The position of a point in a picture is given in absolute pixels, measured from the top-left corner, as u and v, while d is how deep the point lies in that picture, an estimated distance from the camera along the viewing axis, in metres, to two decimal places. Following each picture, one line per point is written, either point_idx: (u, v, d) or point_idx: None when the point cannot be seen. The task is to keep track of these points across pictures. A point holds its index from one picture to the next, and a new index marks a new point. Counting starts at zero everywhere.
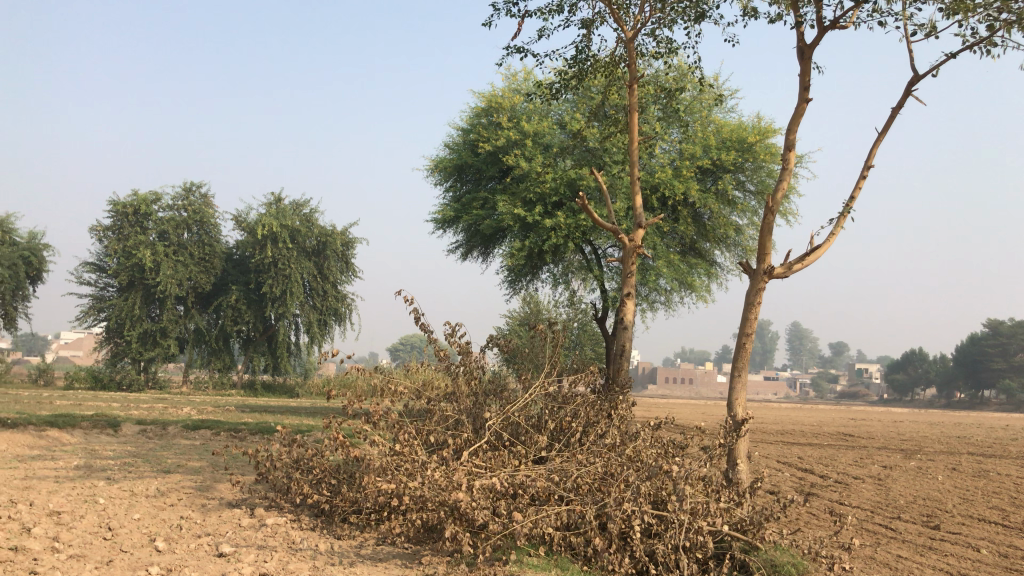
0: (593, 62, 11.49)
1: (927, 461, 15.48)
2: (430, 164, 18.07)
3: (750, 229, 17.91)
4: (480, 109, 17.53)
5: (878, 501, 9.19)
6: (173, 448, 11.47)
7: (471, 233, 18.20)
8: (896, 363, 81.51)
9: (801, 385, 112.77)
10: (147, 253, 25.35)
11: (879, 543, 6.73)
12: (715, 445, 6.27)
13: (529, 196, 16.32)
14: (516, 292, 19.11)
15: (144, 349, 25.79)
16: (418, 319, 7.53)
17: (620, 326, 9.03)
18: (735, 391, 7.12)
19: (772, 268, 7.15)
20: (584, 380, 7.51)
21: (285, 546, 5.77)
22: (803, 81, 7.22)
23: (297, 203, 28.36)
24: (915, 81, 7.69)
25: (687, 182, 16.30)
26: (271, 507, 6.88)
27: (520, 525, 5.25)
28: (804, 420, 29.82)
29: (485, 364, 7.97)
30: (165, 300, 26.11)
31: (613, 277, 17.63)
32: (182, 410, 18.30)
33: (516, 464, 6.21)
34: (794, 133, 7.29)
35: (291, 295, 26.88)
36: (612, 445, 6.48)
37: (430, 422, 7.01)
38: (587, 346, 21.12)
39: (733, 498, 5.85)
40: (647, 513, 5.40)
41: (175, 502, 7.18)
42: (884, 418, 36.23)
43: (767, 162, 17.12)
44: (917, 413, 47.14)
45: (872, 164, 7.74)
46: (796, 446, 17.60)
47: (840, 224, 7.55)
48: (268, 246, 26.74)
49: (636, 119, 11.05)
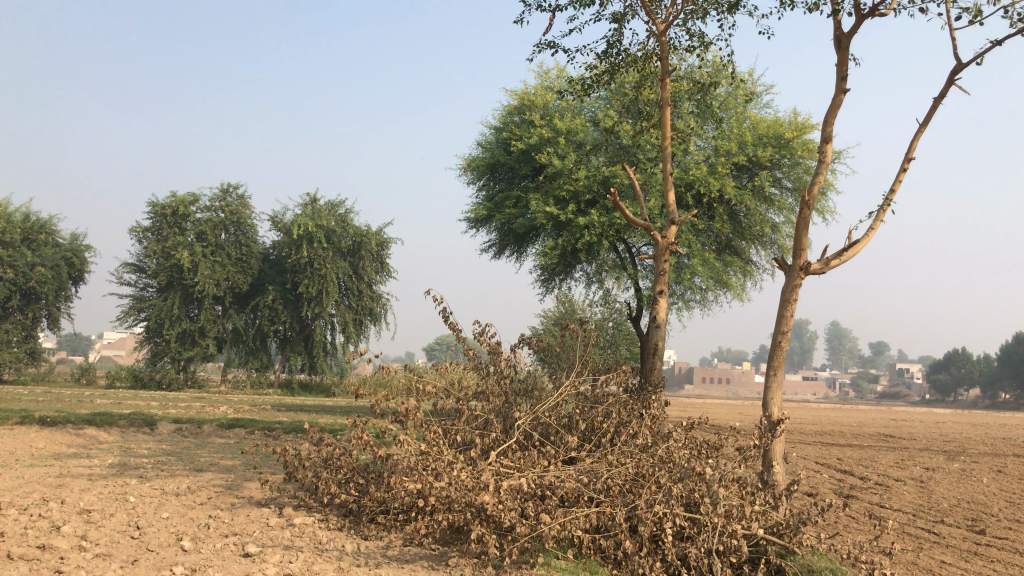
0: (625, 57, 11.32)
1: (972, 463, 15.09)
2: (463, 162, 18.00)
3: (787, 227, 17.59)
4: (513, 108, 17.44)
5: (920, 504, 8.94)
6: (208, 447, 11.53)
7: (504, 232, 18.10)
8: (939, 362, 80.01)
9: (841, 385, 111.16)
10: (185, 254, 25.62)
11: (922, 548, 6.52)
12: (750, 447, 6.11)
13: (563, 194, 16.20)
14: (550, 291, 18.98)
15: (183, 349, 26.07)
16: (447, 318, 7.45)
17: (653, 324, 8.87)
18: (771, 391, 6.93)
19: (808, 264, 6.95)
20: (615, 379, 7.39)
21: (311, 546, 5.71)
22: (841, 71, 7.00)
23: (332, 203, 28.54)
24: (958, 70, 7.42)
25: (723, 179, 16.07)
26: (299, 506, 6.84)
27: (547, 527, 5.14)
28: (844, 421, 29.30)
29: (516, 364, 7.87)
30: (203, 300, 26.38)
31: (647, 275, 17.43)
32: (219, 409, 18.46)
33: (545, 464, 6.09)
34: (831, 125, 7.08)
35: (327, 295, 27.01)
36: (644, 445, 6.34)
37: (459, 421, 6.93)
38: (622, 346, 20.92)
39: (768, 500, 5.68)
40: (679, 516, 5.26)
41: (204, 501, 7.16)
42: (926, 419, 35.61)
43: (804, 159, 16.82)
44: (960, 415, 46.17)
45: (913, 156, 7.48)
46: (836, 446, 17.28)
47: (879, 217, 7.32)
48: (304, 246, 26.92)
49: (669, 114, 10.88)
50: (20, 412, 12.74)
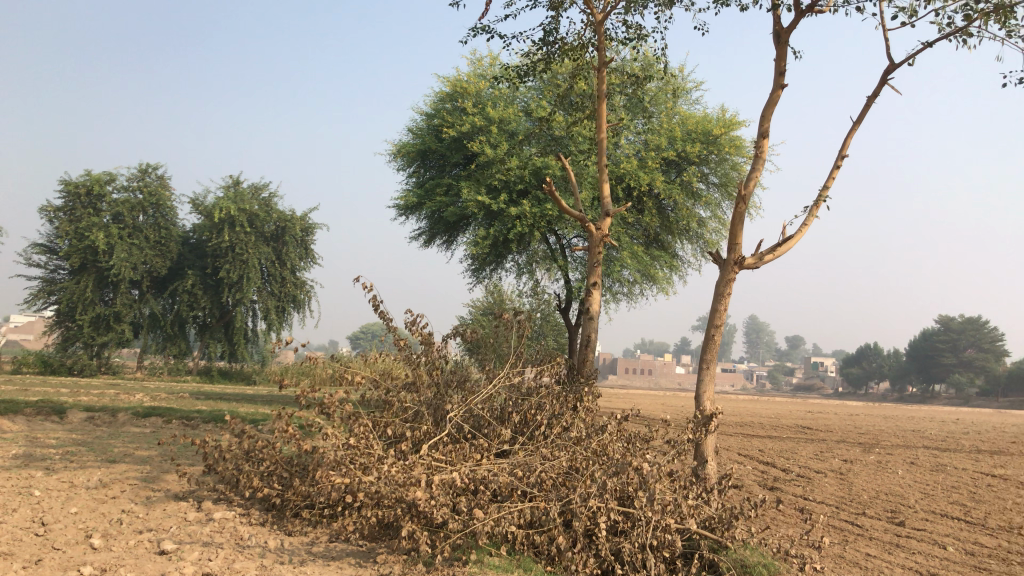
0: (560, 46, 11.19)
1: (886, 455, 15.53)
2: (393, 148, 17.68)
3: (713, 222, 17.78)
4: (445, 94, 17.20)
5: (842, 496, 9.11)
6: (122, 436, 11.07)
7: (434, 220, 17.86)
8: (852, 356, 82.70)
9: (758, 377, 114.12)
10: (99, 236, 24.63)
11: (847, 541, 6.61)
12: (683, 441, 6.08)
13: (494, 183, 16.07)
14: (479, 280, 18.82)
15: (97, 334, 25.09)
16: (377, 307, 7.23)
17: (586, 316, 8.79)
18: (703, 384, 6.92)
19: (743, 259, 6.96)
20: (549, 371, 7.32)
21: (232, 542, 5.46)
22: (779, 67, 7.01)
23: (256, 187, 27.83)
24: (891, 70, 7.52)
25: (653, 172, 16.16)
26: (219, 500, 6.57)
27: (481, 524, 4.99)
28: (762, 413, 29.97)
29: (447, 355, 7.72)
30: (118, 284, 25.43)
31: (577, 267, 17.42)
32: (133, 397, 17.77)
33: (477, 458, 5.96)
34: (768, 120, 7.09)
35: (248, 280, 26.32)
36: (577, 439, 6.26)
37: (388, 414, 6.74)
38: (550, 337, 20.93)
39: (701, 494, 5.66)
40: (613, 510, 5.19)
41: (117, 495, 6.80)
42: (839, 411, 36.69)
43: (732, 155, 17.01)
44: (869, 406, 47.96)
45: (846, 153, 7.56)
46: (757, 438, 17.60)
47: (813, 213, 7.36)
48: (226, 230, 26.17)
49: (604, 105, 10.81)
50: None
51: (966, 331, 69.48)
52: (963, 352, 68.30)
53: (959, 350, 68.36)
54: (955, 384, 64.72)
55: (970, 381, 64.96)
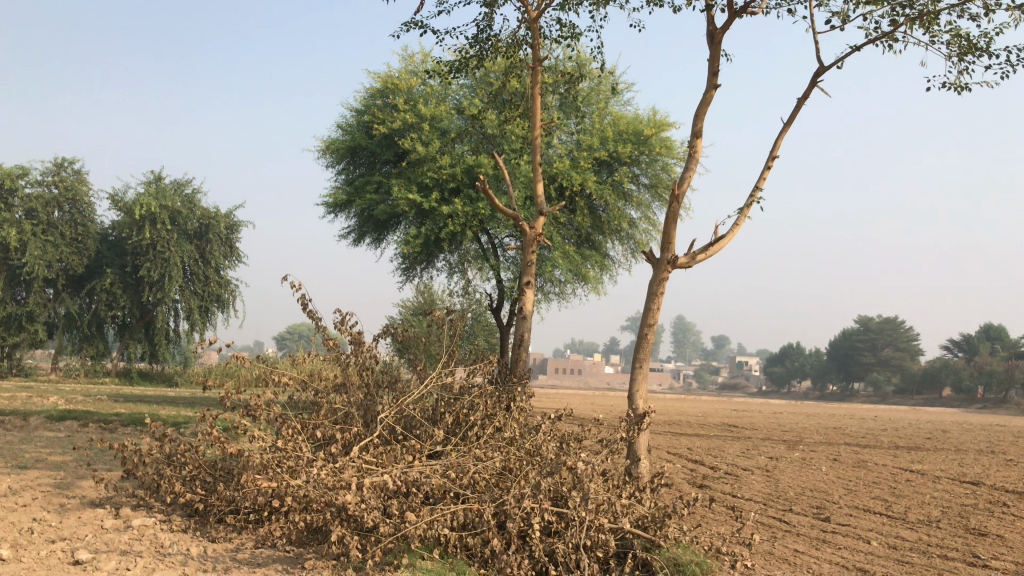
0: (493, 43, 11.12)
1: (810, 452, 15.89)
2: (322, 145, 17.37)
3: (643, 223, 17.95)
4: (375, 90, 16.97)
5: (769, 493, 9.27)
6: (33, 441, 10.60)
7: (363, 218, 17.61)
8: (775, 355, 84.76)
9: (685, 377, 116.09)
10: (12, 232, 23.60)
11: (776, 537, 6.71)
12: (617, 439, 6.07)
13: (426, 181, 15.93)
14: (410, 279, 18.63)
15: (8, 334, 24.09)
16: (306, 306, 7.04)
17: (519, 315, 8.74)
18: (636, 383, 6.93)
19: (676, 258, 7.00)
20: (482, 370, 7.27)
21: (152, 551, 5.23)
22: (713, 66, 7.08)
23: (179, 183, 27.05)
24: (820, 73, 7.67)
25: (584, 173, 16.23)
26: (139, 506, 6.31)
27: (413, 527, 4.88)
28: (689, 411, 30.43)
29: (377, 355, 7.58)
30: (32, 282, 24.41)
31: (509, 267, 17.40)
32: (47, 399, 17.06)
33: (409, 459, 5.86)
34: (701, 120, 7.15)
35: (170, 279, 25.54)
36: (511, 439, 6.20)
37: (318, 415, 6.57)
38: (481, 337, 20.87)
39: (635, 493, 5.66)
40: (547, 511, 5.13)
41: (28, 503, 6.47)
42: (763, 409, 37.56)
43: (662, 156, 17.19)
44: (791, 405, 49.22)
45: (777, 154, 7.68)
46: (685, 436, 17.84)
47: (744, 213, 7.45)
48: (147, 228, 25.37)
49: (537, 103, 10.77)
50: None
51: (883, 331, 71.88)
52: (880, 351, 70.64)
53: (876, 349, 70.68)
54: (873, 382, 66.90)
55: (887, 379, 67.22)
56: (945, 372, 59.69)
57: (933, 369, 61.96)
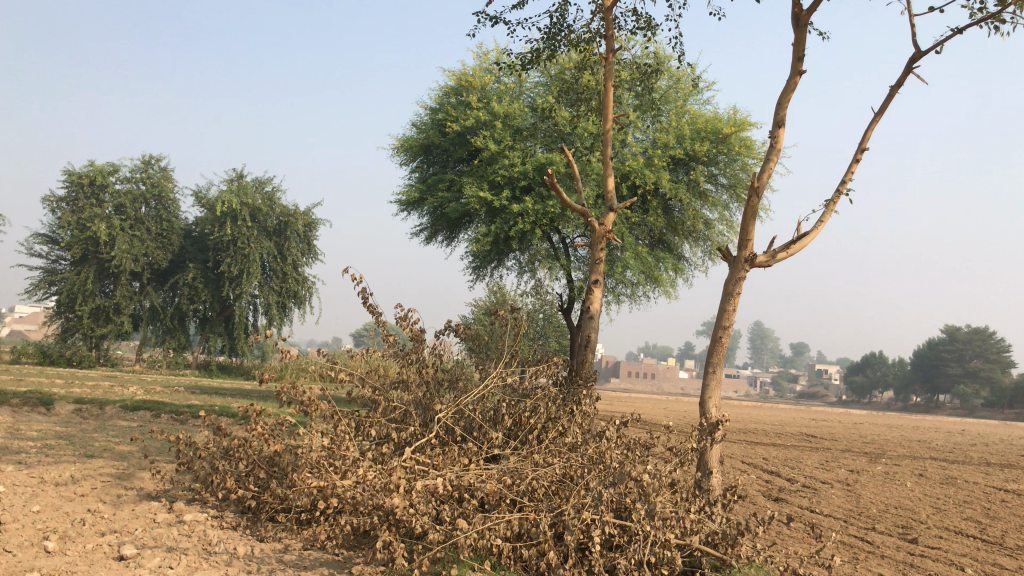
0: (567, 35, 10.74)
1: (894, 466, 15.09)
2: (396, 142, 17.32)
3: (719, 223, 17.35)
4: (450, 88, 16.82)
5: (850, 510, 8.71)
6: (106, 430, 10.75)
7: (436, 216, 17.49)
8: (856, 364, 82.05)
9: (762, 383, 113.59)
10: (102, 227, 24.29)
11: (859, 559, 6.20)
12: (688, 449, 5.65)
13: (497, 179, 15.72)
14: (481, 278, 18.45)
15: (96, 326, 24.72)
16: (366, 301, 6.84)
17: (586, 315, 8.38)
18: (709, 389, 6.52)
19: (754, 256, 6.55)
20: (545, 372, 6.99)
21: (198, 548, 5.08)
22: (797, 52, 6.60)
23: (259, 181, 27.51)
24: (917, 58, 7.06)
25: (659, 171, 15.74)
26: (193, 501, 6.21)
27: (463, 536, 4.61)
28: (766, 419, 29.56)
29: (440, 352, 7.37)
30: (119, 275, 25.12)
31: (579, 266, 17.13)
32: (128, 389, 17.43)
33: (465, 463, 5.60)
34: (784, 109, 6.69)
35: (249, 275, 25.87)
36: (572, 445, 5.89)
37: (375, 414, 6.38)
38: (553, 338, 20.56)
39: (704, 507, 5.25)
40: (608, 524, 4.79)
41: (85, 492, 6.43)
42: (843, 420, 36.24)
43: (741, 156, 16.55)
44: (870, 416, 47.58)
45: (867, 147, 7.08)
46: (762, 445, 17.22)
47: (831, 207, 6.90)
48: (228, 224, 25.82)
49: (611, 97, 10.32)
50: None
51: (971, 341, 68.80)
52: (968, 362, 67.75)
53: (964, 361, 67.82)
54: (960, 394, 64.25)
55: (976, 392, 64.41)
56: None
57: None
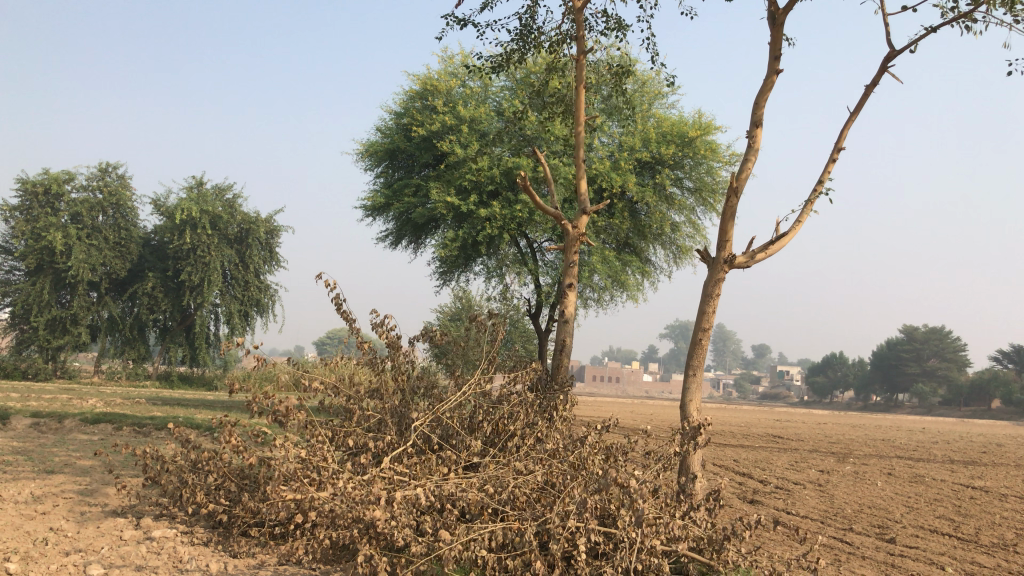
0: (536, 37, 10.65)
1: (862, 466, 15.20)
2: (361, 147, 17.11)
3: (686, 227, 17.40)
4: (415, 92, 16.66)
5: (825, 510, 8.71)
6: (66, 443, 10.43)
7: (402, 222, 17.32)
8: (817, 365, 83.13)
9: (725, 385, 114.56)
10: (58, 236, 23.72)
11: (840, 561, 6.18)
12: (670, 454, 5.59)
13: (464, 184, 15.59)
14: (447, 284, 18.29)
15: (53, 337, 24.13)
16: (340, 307, 6.69)
17: (560, 319, 8.28)
18: (690, 392, 6.47)
19: (733, 257, 6.51)
20: (522, 377, 6.88)
21: (169, 566, 4.89)
22: (774, 51, 6.59)
23: (220, 188, 27.07)
24: (892, 57, 7.07)
25: (625, 174, 15.74)
26: (160, 516, 6.02)
27: (447, 548, 4.48)
28: (732, 421, 29.73)
29: (415, 358, 7.23)
30: (76, 285, 24.56)
31: (547, 271, 17.06)
32: (86, 402, 16.99)
33: (444, 472, 5.49)
34: (761, 109, 6.66)
35: (210, 283, 25.44)
36: (552, 451, 5.79)
37: (350, 423, 6.23)
38: (519, 343, 20.47)
39: (688, 512, 5.19)
40: (594, 532, 4.70)
41: (47, 510, 6.19)
42: (807, 420, 36.56)
43: (707, 159, 16.59)
44: (831, 416, 48.14)
45: (843, 145, 7.06)
46: (731, 447, 17.28)
47: (808, 208, 6.88)
48: (188, 232, 25.35)
49: (582, 98, 10.23)
50: None
51: (929, 341, 69.95)
52: (926, 361, 68.87)
53: (922, 360, 68.91)
54: (919, 393, 65.31)
55: (934, 391, 65.50)
56: (995, 385, 58.01)
57: (981, 381, 60.15)
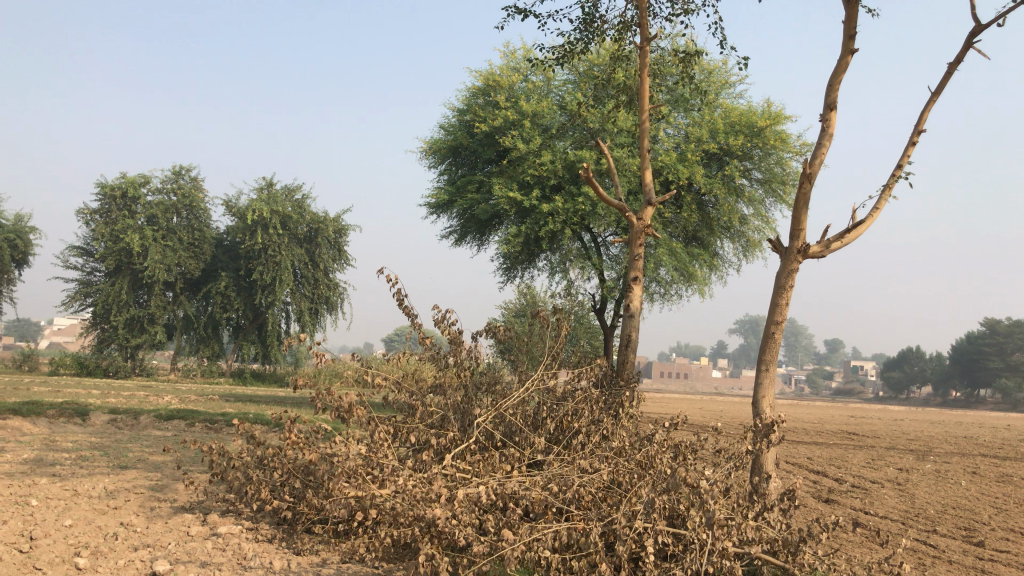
0: (599, 26, 10.43)
1: (944, 464, 14.60)
2: (424, 145, 17.14)
3: (755, 219, 16.98)
4: (478, 89, 16.60)
5: (906, 511, 8.35)
6: (140, 440, 10.65)
7: (465, 219, 17.30)
8: (892, 359, 80.83)
9: (797, 381, 112.22)
10: (135, 238, 24.40)
11: (926, 565, 5.88)
12: (743, 452, 5.36)
13: (526, 179, 15.48)
14: (511, 280, 18.22)
15: (131, 336, 24.86)
16: (401, 302, 6.63)
17: (626, 314, 8.08)
18: (762, 387, 6.24)
19: (807, 247, 6.24)
20: (588, 374, 6.71)
21: (233, 563, 4.87)
22: (848, 29, 6.29)
23: (289, 189, 27.48)
24: (977, 32, 6.68)
25: (693, 166, 15.39)
26: (227, 513, 6.05)
27: (510, 548, 4.36)
28: (807, 418, 29.03)
29: (477, 355, 7.12)
30: (153, 286, 25.23)
31: (611, 265, 16.84)
32: (162, 399, 17.43)
33: (508, 470, 5.38)
34: (835, 91, 6.37)
35: (281, 282, 25.88)
36: (618, 450, 5.61)
37: (412, 419, 6.17)
38: (585, 339, 20.30)
39: (761, 512, 4.97)
40: (662, 533, 4.52)
41: (119, 505, 6.28)
42: (886, 416, 35.50)
43: (777, 149, 16.13)
44: (910, 412, 46.67)
45: (924, 127, 6.69)
46: (804, 444, 16.81)
47: (886, 193, 6.55)
48: (259, 232, 25.80)
49: (647, 87, 9.96)
50: None
51: (1013, 335, 67.27)
52: (1010, 356, 66.26)
53: (1005, 354, 66.27)
54: (1003, 389, 62.88)
55: (1018, 386, 62.96)
56: None
57: None
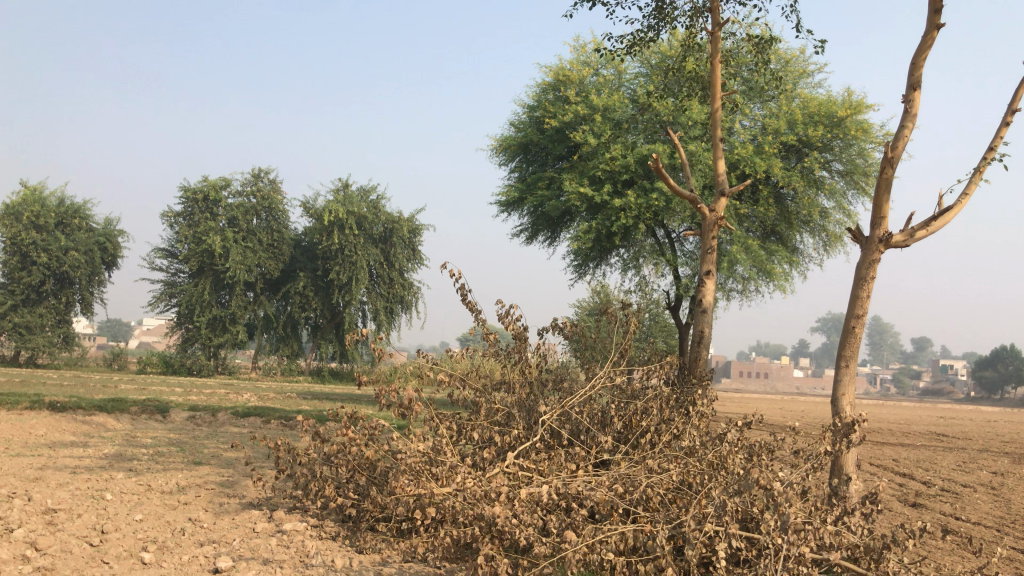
0: (671, 14, 10.13)
1: None
2: (495, 143, 17.07)
3: (836, 212, 16.40)
4: (548, 84, 16.43)
5: (1001, 517, 7.87)
6: (217, 436, 10.82)
7: (536, 216, 17.15)
8: (985, 358, 77.57)
9: (883, 381, 108.67)
10: (216, 240, 24.98)
11: None
12: (821, 454, 5.07)
13: (597, 174, 15.25)
14: (583, 277, 18.00)
15: (214, 335, 25.49)
16: (464, 297, 6.54)
17: (699, 309, 7.81)
18: (842, 385, 5.93)
19: (889, 236, 5.90)
20: (658, 372, 6.48)
21: (295, 561, 4.82)
22: (934, 2, 5.92)
23: (365, 189, 27.75)
24: None
25: (770, 159, 14.93)
26: (293, 510, 6.03)
27: (572, 550, 4.21)
28: (895, 418, 28.00)
29: (545, 352, 6.96)
30: (234, 286, 25.81)
31: (686, 261, 16.47)
32: (242, 396, 17.78)
33: (573, 469, 5.22)
34: (919, 69, 6.02)
35: (357, 282, 26.19)
36: (689, 450, 5.39)
37: (476, 417, 6.06)
38: (659, 337, 19.97)
39: (841, 518, 4.67)
40: (734, 536, 4.28)
41: (189, 500, 6.34)
42: (980, 417, 34.01)
43: (859, 140, 15.52)
44: (1007, 412, 44.60)
45: (1019, 106, 6.27)
46: (890, 446, 16.16)
47: (976, 178, 6.16)
48: (335, 233, 26.14)
49: (719, 75, 9.62)
50: (29, 397, 12.25)
51: None
52: None
53: None
54: None
55: None
56: None
57: None
